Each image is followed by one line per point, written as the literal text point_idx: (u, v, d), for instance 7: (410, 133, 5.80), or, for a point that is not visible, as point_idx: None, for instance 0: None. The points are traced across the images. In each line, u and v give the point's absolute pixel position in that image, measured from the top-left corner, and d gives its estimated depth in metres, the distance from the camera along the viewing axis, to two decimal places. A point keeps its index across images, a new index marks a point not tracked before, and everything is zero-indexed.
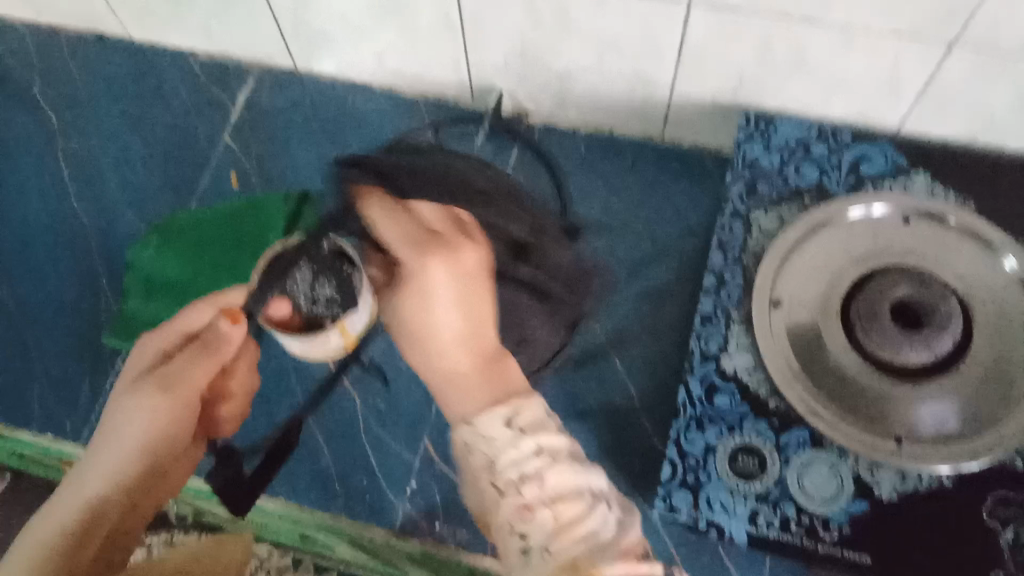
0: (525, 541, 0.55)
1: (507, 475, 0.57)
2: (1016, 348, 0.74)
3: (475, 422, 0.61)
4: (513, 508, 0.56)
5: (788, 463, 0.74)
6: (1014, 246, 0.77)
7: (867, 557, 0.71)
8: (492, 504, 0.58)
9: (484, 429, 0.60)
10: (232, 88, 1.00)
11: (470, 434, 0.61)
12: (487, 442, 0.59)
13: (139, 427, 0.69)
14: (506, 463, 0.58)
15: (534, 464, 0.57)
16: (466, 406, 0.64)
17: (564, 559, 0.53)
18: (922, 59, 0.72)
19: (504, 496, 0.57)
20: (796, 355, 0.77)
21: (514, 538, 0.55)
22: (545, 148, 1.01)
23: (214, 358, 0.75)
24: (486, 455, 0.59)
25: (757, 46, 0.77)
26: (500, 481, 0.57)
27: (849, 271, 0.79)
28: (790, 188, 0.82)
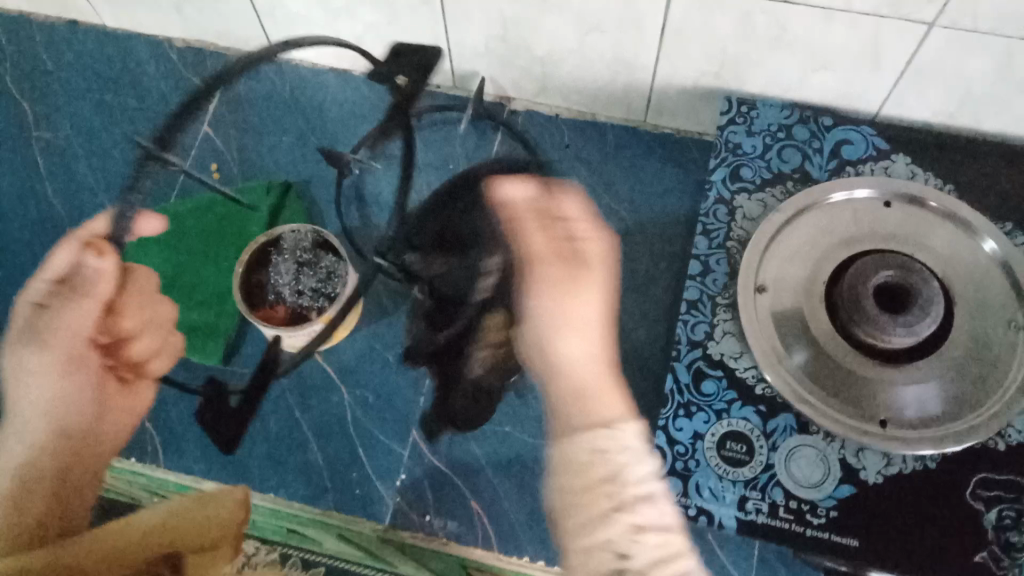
0: (623, 562, 0.52)
1: (628, 493, 0.54)
2: (994, 330, 0.69)
3: (617, 431, 0.57)
4: (623, 527, 0.53)
5: (775, 450, 0.67)
6: (993, 228, 0.72)
7: (855, 541, 0.63)
8: (592, 525, 0.53)
9: (622, 439, 0.56)
10: (211, 76, 0.99)
11: (604, 439, 0.56)
12: (608, 454, 0.55)
13: (40, 392, 0.70)
14: (635, 478, 0.55)
15: (650, 485, 0.55)
16: (603, 406, 0.59)
17: None
18: (901, 34, 0.67)
19: (614, 512, 0.53)
20: (781, 339, 0.70)
21: (609, 554, 0.52)
22: (524, 134, 0.91)
23: (90, 297, 0.74)
24: (609, 467, 0.55)
25: (738, 24, 0.71)
26: (617, 497, 0.54)
27: (832, 256, 0.72)
28: (773, 172, 0.76)
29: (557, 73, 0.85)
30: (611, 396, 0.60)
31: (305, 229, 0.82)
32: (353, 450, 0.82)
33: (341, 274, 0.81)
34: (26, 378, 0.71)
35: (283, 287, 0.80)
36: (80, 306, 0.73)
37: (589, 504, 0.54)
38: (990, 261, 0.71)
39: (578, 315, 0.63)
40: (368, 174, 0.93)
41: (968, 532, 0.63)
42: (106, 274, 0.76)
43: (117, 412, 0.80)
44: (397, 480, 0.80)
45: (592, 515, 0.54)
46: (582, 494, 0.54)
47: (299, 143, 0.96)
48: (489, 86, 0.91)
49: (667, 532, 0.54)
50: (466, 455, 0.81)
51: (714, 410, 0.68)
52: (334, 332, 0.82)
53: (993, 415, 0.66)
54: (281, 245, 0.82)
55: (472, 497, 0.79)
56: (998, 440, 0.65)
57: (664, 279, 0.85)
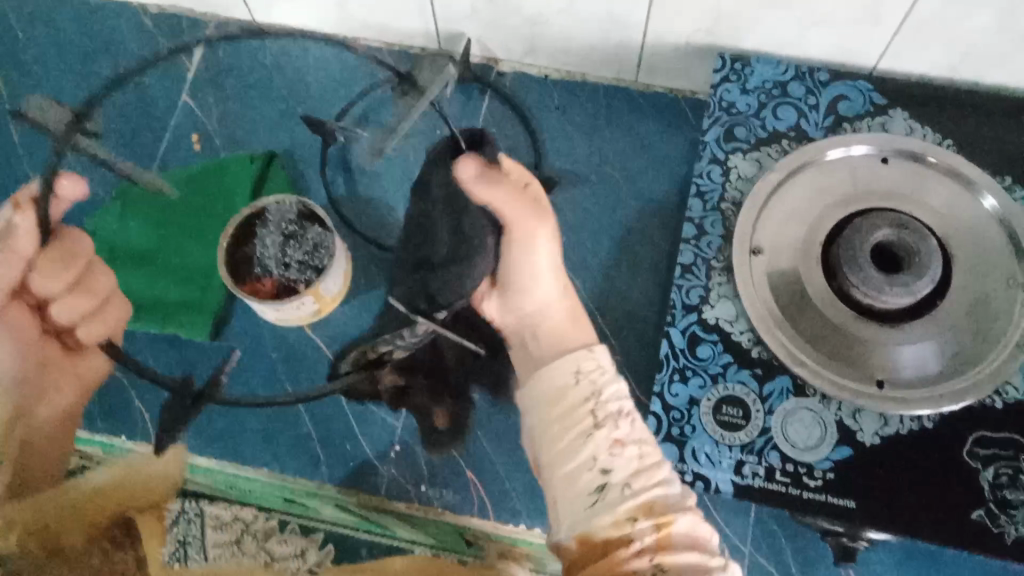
0: (605, 477, 0.56)
1: (609, 407, 0.59)
2: (994, 288, 0.68)
3: (595, 350, 0.64)
4: (604, 442, 0.57)
5: (771, 414, 0.66)
6: (992, 183, 0.70)
7: (853, 502, 0.63)
8: (571, 445, 0.58)
9: (598, 358, 0.63)
10: (189, 44, 0.96)
11: (585, 362, 0.62)
12: (595, 373, 0.62)
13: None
14: (610, 395, 0.60)
15: (627, 404, 0.60)
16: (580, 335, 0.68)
17: (642, 499, 0.55)
18: None
19: (598, 427, 0.58)
20: (777, 300, 0.69)
21: (593, 471, 0.57)
22: (512, 97, 0.89)
23: None
24: (591, 386, 0.61)
25: None
26: (600, 411, 0.59)
27: (829, 215, 0.71)
28: (768, 132, 0.74)
29: (545, 33, 0.83)
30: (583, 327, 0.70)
31: (290, 200, 0.80)
32: (346, 422, 0.81)
33: (328, 245, 0.79)
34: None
35: (269, 260, 0.78)
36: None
37: (567, 426, 0.59)
38: (989, 218, 0.70)
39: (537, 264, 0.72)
40: (355, 141, 0.91)
41: (965, 492, 0.63)
42: None
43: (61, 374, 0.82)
44: (391, 451, 0.80)
45: (576, 435, 0.58)
46: (561, 420, 0.60)
47: (282, 111, 0.93)
48: (476, 48, 0.89)
49: (643, 445, 0.58)
50: (462, 425, 0.80)
51: (709, 374, 0.67)
52: (324, 304, 0.81)
53: (991, 374, 0.65)
54: (265, 218, 0.80)
55: (467, 467, 0.79)
56: (996, 398, 0.65)
57: (658, 244, 0.83)
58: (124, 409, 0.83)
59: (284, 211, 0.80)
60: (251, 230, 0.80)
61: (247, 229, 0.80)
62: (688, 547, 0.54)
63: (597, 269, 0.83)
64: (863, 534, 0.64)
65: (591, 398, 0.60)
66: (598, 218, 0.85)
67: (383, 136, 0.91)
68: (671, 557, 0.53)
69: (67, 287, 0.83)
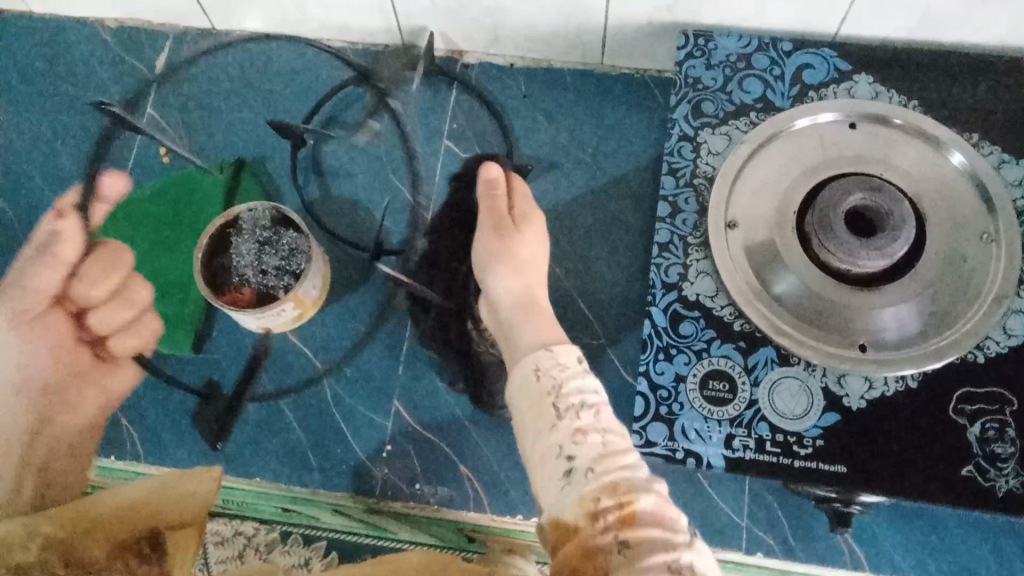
0: (571, 462, 0.57)
1: (570, 400, 0.59)
2: (968, 245, 0.68)
3: (553, 351, 0.63)
4: (566, 432, 0.58)
5: (758, 385, 0.66)
6: (959, 141, 0.70)
7: (843, 467, 0.64)
8: (541, 423, 0.59)
9: (558, 356, 0.63)
10: (149, 56, 0.95)
11: (547, 359, 0.63)
12: (558, 368, 0.62)
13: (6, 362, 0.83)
14: (573, 389, 0.60)
15: (595, 397, 0.60)
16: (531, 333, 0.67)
17: (605, 478, 0.55)
18: None
19: (560, 419, 0.59)
20: (755, 272, 0.70)
21: (560, 458, 0.57)
22: (479, 88, 0.89)
23: None
24: (553, 380, 0.61)
25: None
26: (561, 403, 0.59)
27: (801, 184, 0.71)
28: (735, 105, 0.74)
29: (508, 21, 0.82)
30: (535, 322, 0.69)
31: (262, 206, 0.80)
32: (336, 426, 0.81)
33: (305, 249, 0.79)
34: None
35: (245, 268, 0.77)
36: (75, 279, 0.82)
37: (537, 419, 0.60)
38: (958, 175, 0.70)
39: (519, 258, 0.74)
40: (325, 143, 0.90)
41: (953, 448, 0.63)
42: None
43: (91, 382, 0.84)
44: (383, 450, 0.80)
45: (543, 422, 0.59)
46: (530, 412, 0.60)
47: (249, 116, 0.92)
48: (440, 41, 0.88)
49: (608, 433, 0.58)
50: (450, 419, 0.80)
51: (693, 350, 0.67)
52: (304, 309, 0.80)
53: (971, 330, 0.66)
54: (239, 227, 0.79)
55: (460, 461, 0.79)
56: (977, 353, 0.65)
57: (635, 225, 0.83)
58: (110, 429, 0.83)
59: (256, 218, 0.79)
60: (221, 237, 0.79)
61: (217, 237, 0.79)
62: (654, 526, 0.53)
63: (576, 252, 0.83)
64: (856, 498, 0.65)
65: (553, 391, 0.60)
66: (572, 201, 0.85)
67: (352, 136, 0.90)
68: (636, 533, 0.52)
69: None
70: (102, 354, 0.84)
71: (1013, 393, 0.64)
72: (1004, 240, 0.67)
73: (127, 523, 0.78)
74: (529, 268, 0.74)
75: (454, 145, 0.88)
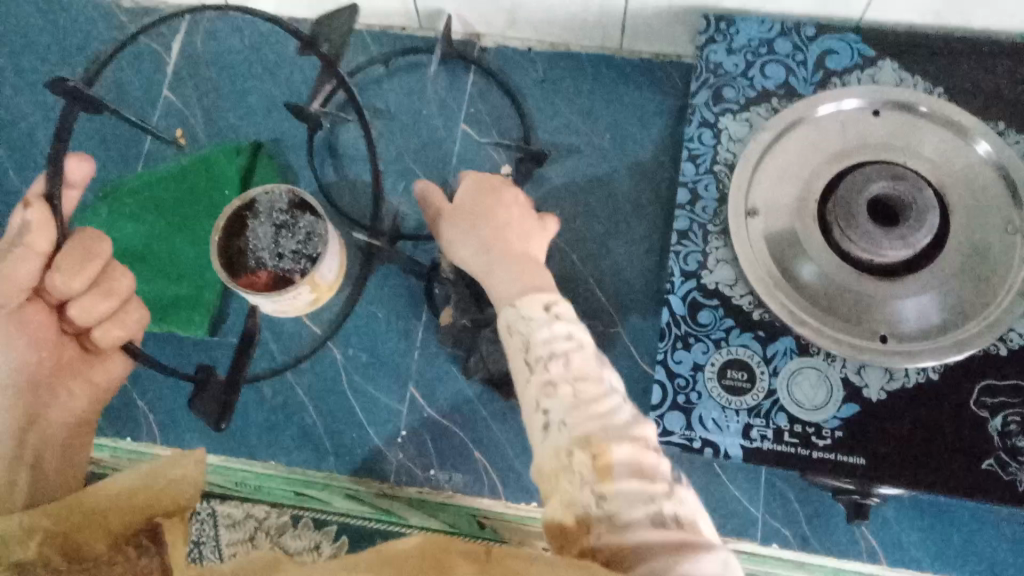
0: (548, 416, 0.54)
1: (540, 351, 0.57)
2: (993, 236, 0.67)
3: (518, 303, 0.62)
4: (538, 385, 0.56)
5: (776, 375, 0.66)
6: (986, 129, 0.69)
7: (862, 459, 0.63)
8: (520, 379, 0.58)
9: (524, 310, 0.61)
10: (164, 37, 0.94)
11: (513, 314, 0.61)
12: (526, 322, 0.60)
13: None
14: (541, 341, 0.58)
15: (564, 344, 0.57)
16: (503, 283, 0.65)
17: (580, 431, 0.52)
18: None
19: (532, 372, 0.57)
20: (776, 261, 0.69)
21: (538, 415, 0.55)
22: (496, 72, 0.87)
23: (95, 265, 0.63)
24: (525, 334, 0.59)
25: None
26: (534, 357, 0.57)
27: (823, 172, 0.70)
28: (757, 90, 0.73)
29: (525, 4, 0.81)
30: (511, 267, 0.66)
31: (279, 189, 0.79)
32: (351, 411, 0.81)
33: (321, 233, 0.78)
34: None
35: (262, 252, 0.77)
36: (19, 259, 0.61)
37: (518, 376, 0.58)
38: (985, 165, 0.69)
39: (469, 218, 0.70)
40: (341, 127, 0.90)
41: (974, 441, 0.63)
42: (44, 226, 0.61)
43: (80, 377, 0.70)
44: (398, 435, 0.80)
45: (521, 380, 0.58)
46: (512, 370, 0.59)
47: (265, 100, 0.92)
48: (457, 24, 0.87)
49: (580, 381, 0.55)
50: (465, 405, 0.80)
51: (712, 339, 0.67)
52: (321, 293, 0.80)
53: (995, 322, 0.65)
54: (255, 210, 0.79)
55: (475, 447, 0.79)
56: (1000, 345, 0.64)
57: (653, 213, 0.82)
58: (127, 411, 0.83)
59: (273, 201, 0.79)
60: (237, 219, 0.79)
61: (234, 220, 0.79)
62: (628, 474, 0.50)
63: (593, 239, 0.82)
64: (875, 490, 0.64)
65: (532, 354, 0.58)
66: (590, 187, 0.84)
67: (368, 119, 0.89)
68: (611, 485, 0.49)
69: (89, 284, 0.64)
70: (88, 345, 0.71)
71: None
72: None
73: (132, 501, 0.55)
74: (505, 227, 0.69)
75: (471, 129, 0.87)
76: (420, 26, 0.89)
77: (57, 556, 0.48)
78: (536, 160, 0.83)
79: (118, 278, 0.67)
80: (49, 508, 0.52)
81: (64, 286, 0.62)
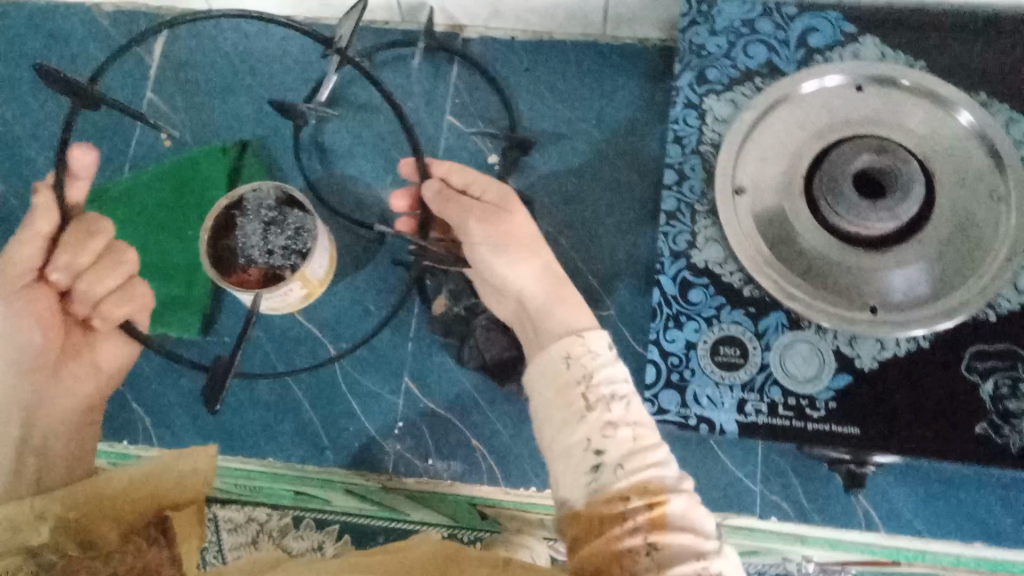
0: (600, 458, 0.57)
1: (599, 391, 0.60)
2: (979, 204, 0.68)
3: (585, 336, 0.63)
4: (597, 424, 0.58)
5: (768, 349, 0.66)
6: (966, 99, 0.70)
7: (857, 429, 0.63)
8: (572, 414, 0.59)
9: (589, 343, 0.63)
10: (148, 39, 0.94)
11: (578, 347, 0.62)
12: (590, 356, 0.62)
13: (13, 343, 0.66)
14: (602, 379, 0.61)
15: (623, 388, 0.61)
16: (575, 316, 0.67)
17: (636, 481, 0.56)
18: None
19: (591, 411, 0.59)
20: (764, 238, 0.69)
21: (588, 451, 0.58)
22: (480, 62, 0.88)
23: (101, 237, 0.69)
24: (584, 368, 0.61)
25: None
26: (591, 395, 0.60)
27: (808, 148, 0.71)
28: (740, 70, 0.73)
29: None
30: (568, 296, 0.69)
31: (267, 186, 0.79)
32: (347, 405, 0.81)
33: (310, 227, 0.78)
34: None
35: (252, 249, 0.77)
36: (25, 238, 0.67)
37: (563, 410, 0.60)
38: (968, 134, 0.70)
39: (505, 233, 0.71)
40: (328, 123, 0.90)
41: (967, 406, 0.63)
42: (48, 205, 0.67)
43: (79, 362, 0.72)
44: (395, 427, 0.80)
45: (569, 415, 0.59)
46: (557, 402, 0.60)
47: (251, 98, 0.92)
48: (440, 16, 0.87)
49: (638, 427, 0.59)
50: (461, 394, 0.80)
51: (703, 317, 0.68)
52: (313, 288, 0.80)
53: (983, 289, 0.65)
54: (244, 208, 0.79)
55: (473, 436, 0.79)
56: (989, 311, 0.65)
57: (642, 196, 0.83)
58: (121, 414, 0.83)
59: (261, 199, 0.79)
60: (227, 218, 0.79)
61: (223, 219, 0.78)
62: (682, 528, 0.54)
63: (582, 224, 0.83)
64: (870, 459, 0.65)
65: (582, 380, 0.60)
66: (578, 173, 0.84)
67: (354, 114, 0.90)
68: (665, 537, 0.53)
69: (92, 258, 0.70)
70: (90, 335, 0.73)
71: None
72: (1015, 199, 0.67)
73: (144, 496, 0.60)
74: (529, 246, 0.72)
75: (457, 120, 0.87)
76: (402, 19, 0.89)
77: (70, 542, 0.54)
78: (523, 148, 0.83)
79: (123, 253, 0.72)
80: (66, 496, 0.58)
81: (69, 259, 0.68)
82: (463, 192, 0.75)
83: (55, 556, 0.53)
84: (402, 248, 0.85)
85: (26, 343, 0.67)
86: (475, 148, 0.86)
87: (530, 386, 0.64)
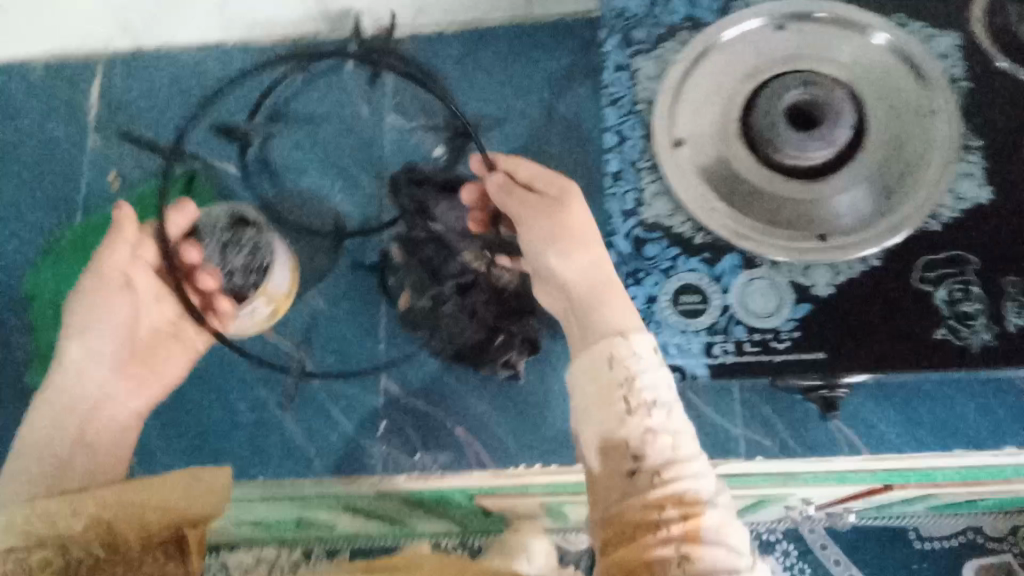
0: (637, 463, 0.56)
1: (642, 397, 0.58)
2: (908, 120, 0.70)
3: (630, 337, 0.61)
4: (637, 430, 0.57)
5: (728, 292, 0.67)
6: (880, 21, 0.72)
7: (823, 354, 0.64)
8: (611, 421, 0.58)
9: (636, 349, 0.60)
10: (83, 86, 0.95)
11: (623, 347, 0.60)
12: (634, 359, 0.60)
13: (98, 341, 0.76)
14: (646, 384, 0.58)
15: (664, 394, 0.58)
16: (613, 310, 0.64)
17: (671, 492, 0.55)
18: None
19: (632, 415, 0.57)
20: (709, 184, 0.71)
21: (627, 456, 0.56)
22: (414, 60, 0.89)
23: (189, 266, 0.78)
24: (626, 370, 0.59)
25: None
26: (633, 398, 0.58)
27: (738, 92, 0.72)
28: (664, 27, 0.74)
29: None
30: (618, 297, 0.65)
31: (222, 206, 0.81)
32: (328, 413, 0.81)
33: (266, 244, 0.79)
34: (84, 332, 0.76)
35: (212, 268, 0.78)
36: (137, 246, 0.77)
37: (602, 408, 0.59)
38: (888, 55, 0.71)
39: (574, 221, 0.69)
40: (273, 140, 0.90)
41: (923, 315, 0.64)
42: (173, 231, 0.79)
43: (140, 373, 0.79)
44: (379, 424, 0.80)
45: (610, 416, 0.58)
46: (597, 404, 0.59)
47: (192, 126, 0.92)
48: (369, 21, 0.90)
49: (677, 436, 0.57)
50: (438, 384, 0.80)
51: (661, 270, 0.68)
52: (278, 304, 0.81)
53: (924, 201, 0.67)
54: (200, 230, 0.80)
55: (456, 423, 0.79)
56: (933, 222, 0.66)
57: (589, 166, 0.84)
58: None
59: (218, 219, 0.80)
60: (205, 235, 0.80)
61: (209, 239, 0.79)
62: (717, 542, 0.53)
63: None
64: (841, 382, 0.65)
65: (625, 384, 0.58)
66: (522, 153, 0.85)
67: (298, 127, 0.90)
68: (701, 550, 0.52)
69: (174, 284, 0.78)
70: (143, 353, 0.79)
71: (973, 252, 0.65)
72: (941, 111, 0.68)
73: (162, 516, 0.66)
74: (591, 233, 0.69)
75: (400, 118, 0.89)
76: (330, 28, 0.91)
77: (97, 544, 0.62)
78: (466, 135, 0.86)
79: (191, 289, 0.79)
80: (103, 497, 0.65)
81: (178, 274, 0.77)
82: (529, 185, 0.74)
83: (83, 555, 0.61)
84: (362, 251, 0.85)
85: (107, 341, 0.77)
86: (419, 143, 0.88)
87: (573, 385, 0.62)
